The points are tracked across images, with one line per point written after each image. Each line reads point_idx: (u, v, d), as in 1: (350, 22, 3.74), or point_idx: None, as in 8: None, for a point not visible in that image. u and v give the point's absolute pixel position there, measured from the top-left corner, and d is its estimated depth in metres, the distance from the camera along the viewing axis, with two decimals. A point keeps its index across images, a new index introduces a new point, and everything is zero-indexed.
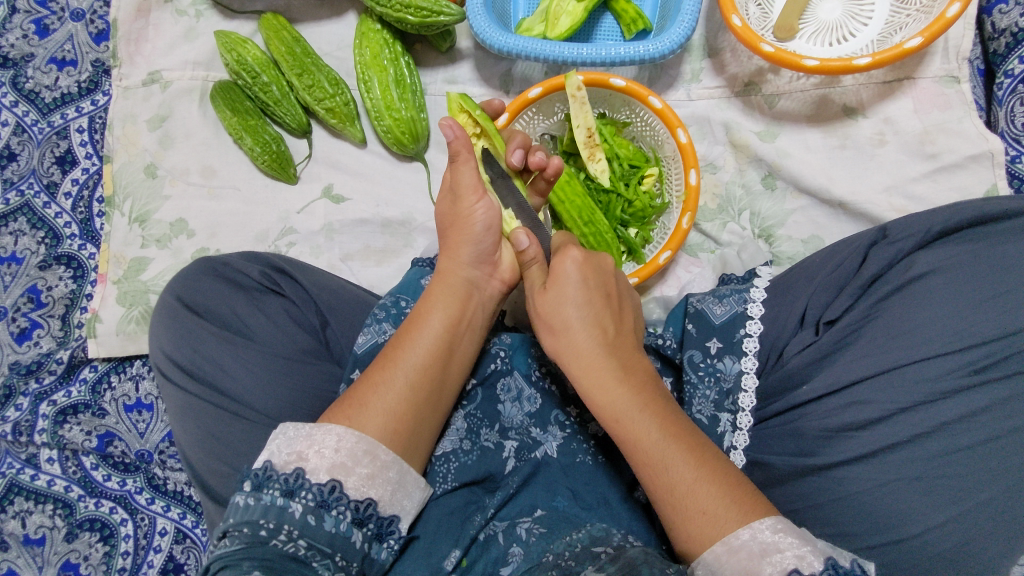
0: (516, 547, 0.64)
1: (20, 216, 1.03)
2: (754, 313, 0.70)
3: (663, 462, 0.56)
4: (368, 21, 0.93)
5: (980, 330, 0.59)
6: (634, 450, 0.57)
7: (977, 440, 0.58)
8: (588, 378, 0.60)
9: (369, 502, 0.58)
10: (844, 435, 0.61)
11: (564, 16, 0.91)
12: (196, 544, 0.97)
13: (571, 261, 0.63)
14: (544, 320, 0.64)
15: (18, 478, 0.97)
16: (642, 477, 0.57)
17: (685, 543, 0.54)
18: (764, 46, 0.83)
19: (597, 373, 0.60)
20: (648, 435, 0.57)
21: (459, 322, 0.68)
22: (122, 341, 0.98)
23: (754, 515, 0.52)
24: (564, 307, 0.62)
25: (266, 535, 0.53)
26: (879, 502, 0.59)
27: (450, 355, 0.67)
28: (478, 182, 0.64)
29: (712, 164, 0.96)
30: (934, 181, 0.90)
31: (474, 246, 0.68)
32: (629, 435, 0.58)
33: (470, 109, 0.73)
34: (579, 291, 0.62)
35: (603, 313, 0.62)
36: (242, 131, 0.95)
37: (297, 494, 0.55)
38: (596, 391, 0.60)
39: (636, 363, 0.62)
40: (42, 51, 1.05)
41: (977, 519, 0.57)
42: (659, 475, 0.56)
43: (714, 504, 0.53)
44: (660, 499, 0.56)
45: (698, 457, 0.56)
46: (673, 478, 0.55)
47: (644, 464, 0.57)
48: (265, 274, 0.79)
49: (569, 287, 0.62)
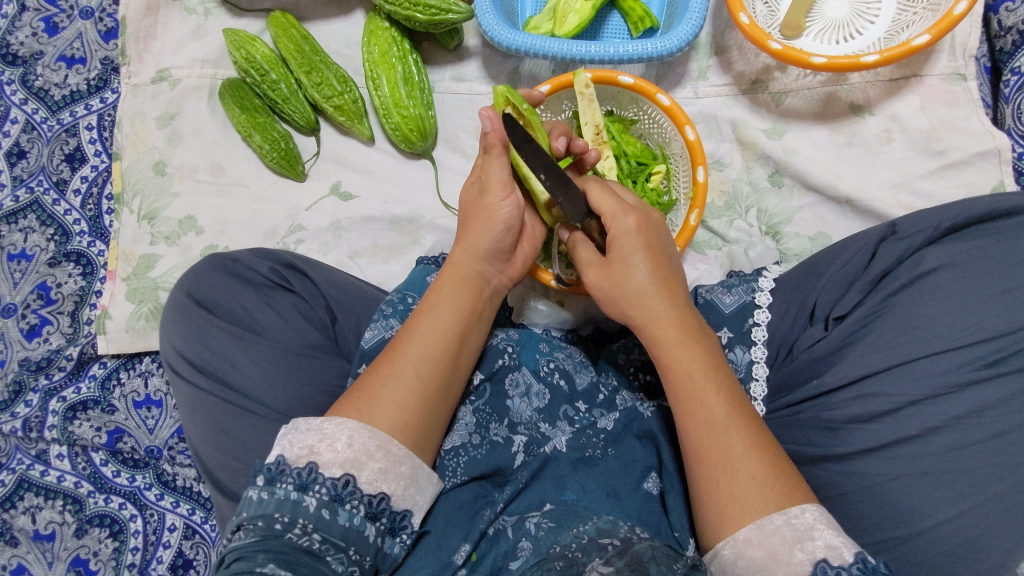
0: (525, 541, 0.64)
1: (29, 213, 1.03)
2: (762, 302, 0.73)
3: (723, 424, 0.57)
4: (376, 19, 0.94)
5: (991, 325, 0.59)
6: (693, 407, 0.59)
7: (986, 436, 0.57)
8: (660, 337, 0.62)
9: (382, 497, 0.58)
10: (853, 427, 0.62)
11: (572, 14, 0.92)
12: (204, 540, 0.97)
13: (630, 226, 0.64)
14: (610, 287, 0.64)
15: (28, 474, 0.98)
16: (695, 437, 0.58)
17: (723, 508, 0.55)
18: (771, 44, 0.83)
19: (669, 333, 0.61)
20: (714, 397, 0.58)
21: (471, 313, 0.69)
22: (131, 338, 0.99)
23: (791, 501, 0.53)
24: (638, 267, 0.63)
25: (281, 529, 0.53)
26: (892, 496, 0.59)
27: (462, 348, 0.68)
28: (506, 179, 0.70)
29: (719, 162, 0.96)
30: (940, 177, 0.91)
31: (492, 240, 0.71)
32: (691, 394, 0.59)
33: (517, 102, 0.76)
34: (647, 253, 0.64)
35: (672, 278, 0.64)
36: (251, 129, 0.95)
37: (310, 489, 0.55)
38: (665, 347, 0.61)
39: (703, 331, 0.63)
40: (51, 49, 1.05)
41: (990, 514, 0.57)
42: (713, 443, 0.57)
43: (764, 475, 0.55)
44: (708, 460, 0.57)
45: (757, 428, 0.58)
46: (729, 441, 0.56)
47: (704, 430, 0.58)
48: (274, 270, 0.79)
49: (645, 252, 0.63)
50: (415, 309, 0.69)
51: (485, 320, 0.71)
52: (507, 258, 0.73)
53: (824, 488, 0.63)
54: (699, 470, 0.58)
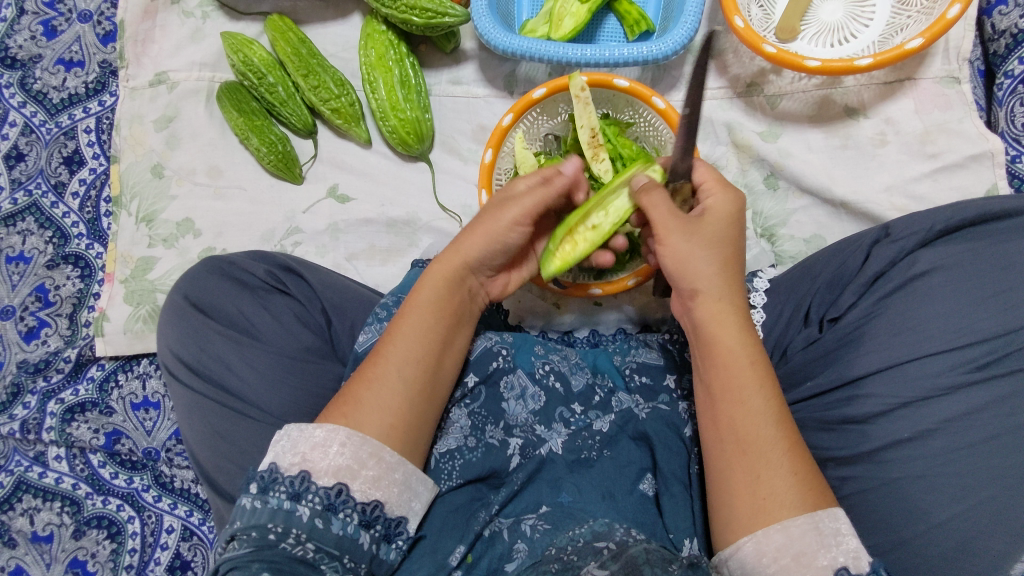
0: (521, 543, 0.64)
1: (28, 216, 1.04)
2: (756, 301, 0.74)
3: (769, 417, 0.57)
4: (373, 22, 0.94)
5: (983, 327, 0.59)
6: (740, 395, 0.57)
7: (979, 438, 0.58)
8: (717, 315, 0.61)
9: (375, 505, 0.59)
10: (843, 427, 0.63)
11: (568, 16, 0.92)
12: (201, 542, 0.97)
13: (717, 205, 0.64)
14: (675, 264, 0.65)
15: (26, 476, 0.98)
16: (735, 422, 0.57)
17: (758, 502, 0.54)
18: (766, 47, 0.84)
19: (729, 315, 0.61)
20: (763, 387, 0.58)
21: (455, 316, 0.70)
22: (129, 340, 0.99)
23: (821, 506, 0.53)
24: (712, 244, 0.63)
25: (275, 539, 0.54)
26: (885, 502, 0.59)
27: (446, 349, 0.68)
28: (523, 220, 0.71)
29: (714, 164, 0.97)
30: (935, 180, 0.91)
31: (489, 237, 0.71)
32: (739, 377, 0.58)
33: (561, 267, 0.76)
34: (724, 234, 0.64)
35: (737, 269, 0.64)
36: (248, 131, 0.96)
37: (303, 497, 0.56)
38: (723, 327, 0.60)
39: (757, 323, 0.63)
40: (50, 52, 1.06)
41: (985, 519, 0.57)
42: (750, 430, 0.56)
43: (802, 476, 0.54)
44: (748, 453, 0.56)
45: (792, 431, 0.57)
46: (772, 437, 0.56)
47: (744, 416, 0.57)
48: (270, 273, 0.80)
49: (717, 237, 0.63)
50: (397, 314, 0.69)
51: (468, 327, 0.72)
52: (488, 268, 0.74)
53: None
54: (734, 463, 0.56)
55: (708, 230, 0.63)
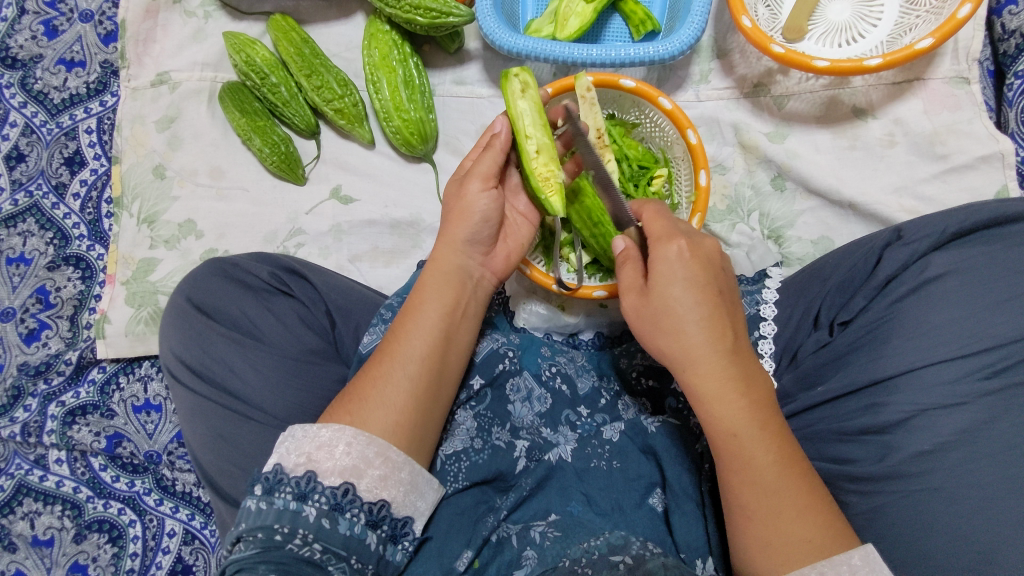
0: (530, 550, 0.63)
1: (29, 217, 1.03)
2: (767, 314, 0.74)
3: (774, 485, 0.54)
4: (377, 22, 0.93)
5: (997, 333, 0.59)
6: (740, 469, 0.55)
7: (999, 448, 0.56)
8: (700, 390, 0.57)
9: (382, 504, 0.58)
10: (859, 438, 0.62)
11: (573, 16, 0.91)
12: (204, 545, 0.97)
13: (676, 258, 0.59)
14: (648, 322, 0.60)
15: (27, 479, 0.97)
16: (739, 493, 0.55)
17: (785, 526, 0.53)
18: (774, 47, 0.83)
19: (717, 387, 0.56)
20: (763, 457, 0.55)
21: (455, 308, 0.69)
22: (130, 342, 0.98)
23: (836, 546, 0.52)
24: (683, 309, 0.57)
25: (281, 540, 0.53)
26: (899, 514, 0.58)
27: (448, 342, 0.67)
28: (491, 173, 0.71)
29: (721, 165, 0.96)
30: (944, 181, 0.90)
31: (470, 231, 0.71)
32: (737, 449, 0.55)
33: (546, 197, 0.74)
34: (696, 291, 0.58)
35: (723, 318, 0.58)
36: (251, 132, 0.95)
37: (309, 498, 0.55)
38: (710, 401, 0.57)
39: (757, 373, 0.58)
40: (51, 52, 1.05)
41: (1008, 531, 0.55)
42: (760, 499, 0.54)
43: (815, 532, 0.52)
44: (757, 520, 0.54)
45: (807, 482, 0.55)
46: (781, 502, 0.54)
47: (748, 485, 0.55)
48: (274, 274, 0.79)
49: (694, 294, 0.58)
50: (399, 310, 0.70)
51: (472, 317, 0.71)
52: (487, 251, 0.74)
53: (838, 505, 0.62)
54: (748, 528, 0.55)
55: (679, 291, 0.58)
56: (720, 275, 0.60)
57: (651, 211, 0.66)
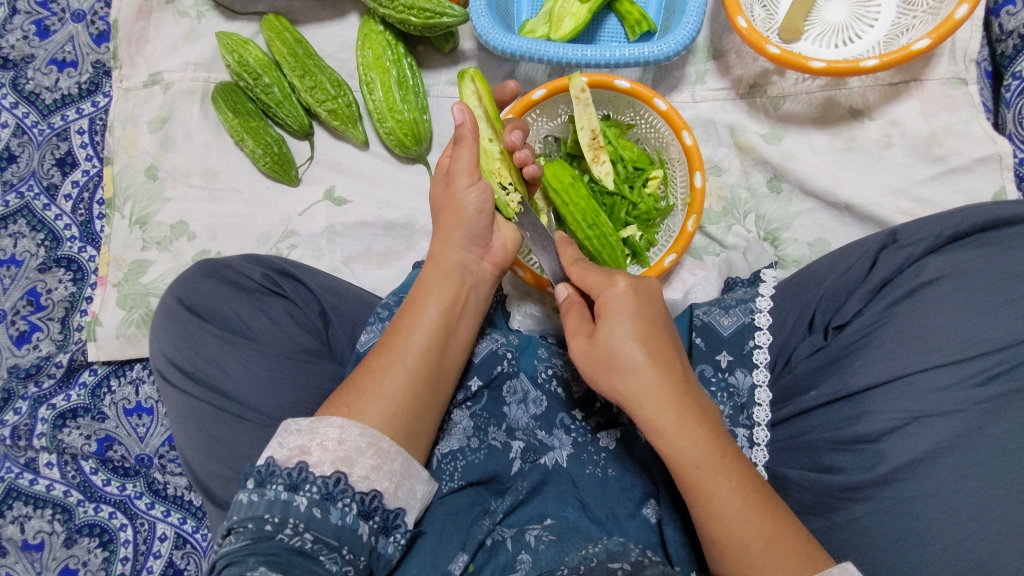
0: (525, 554, 0.62)
1: (20, 218, 1.02)
2: (762, 323, 0.71)
3: (740, 515, 0.53)
4: (370, 22, 0.92)
5: (993, 337, 0.58)
6: (703, 503, 0.54)
7: (993, 453, 0.55)
8: (657, 426, 0.56)
9: (374, 495, 0.57)
10: (854, 448, 0.61)
11: (568, 17, 0.90)
12: (196, 549, 0.96)
13: (617, 295, 0.60)
14: (592, 362, 0.60)
15: (16, 483, 0.96)
16: (708, 524, 0.54)
17: (759, 551, 0.52)
18: (769, 48, 0.82)
19: (668, 420, 0.55)
20: (724, 486, 0.54)
21: (453, 305, 0.69)
22: (122, 344, 0.98)
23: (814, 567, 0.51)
24: (628, 342, 0.58)
25: (271, 530, 0.52)
26: (891, 522, 0.57)
27: (446, 340, 0.67)
28: (474, 167, 0.69)
29: (717, 166, 0.96)
30: (940, 183, 0.90)
31: (465, 229, 0.71)
32: (698, 481, 0.54)
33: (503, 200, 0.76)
34: (641, 324, 0.58)
35: (666, 350, 0.58)
36: (243, 133, 0.94)
37: (301, 488, 0.54)
38: (662, 437, 0.56)
39: (704, 404, 0.58)
40: (42, 53, 1.04)
41: (1006, 541, 0.54)
42: (728, 528, 0.53)
43: (788, 557, 0.51)
44: (729, 550, 0.54)
45: (771, 506, 0.54)
46: (748, 530, 0.53)
47: (714, 516, 0.54)
48: (267, 275, 0.78)
49: (639, 325, 0.59)
50: (400, 308, 0.70)
51: (471, 313, 0.71)
52: (485, 246, 0.72)
53: (834, 514, 0.61)
54: (723, 559, 0.54)
55: (620, 327, 0.58)
56: (659, 309, 0.62)
57: (570, 263, 0.66)
